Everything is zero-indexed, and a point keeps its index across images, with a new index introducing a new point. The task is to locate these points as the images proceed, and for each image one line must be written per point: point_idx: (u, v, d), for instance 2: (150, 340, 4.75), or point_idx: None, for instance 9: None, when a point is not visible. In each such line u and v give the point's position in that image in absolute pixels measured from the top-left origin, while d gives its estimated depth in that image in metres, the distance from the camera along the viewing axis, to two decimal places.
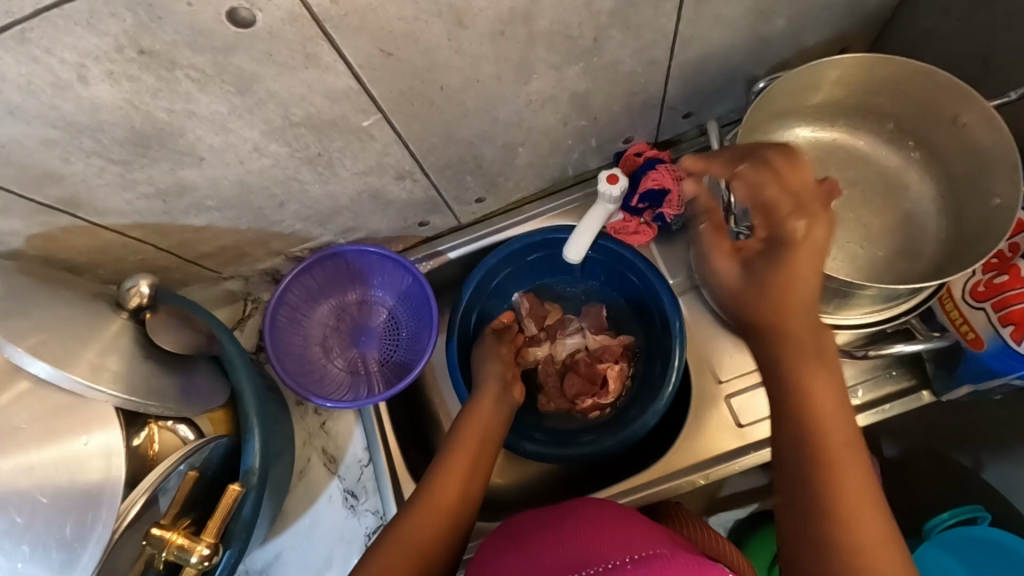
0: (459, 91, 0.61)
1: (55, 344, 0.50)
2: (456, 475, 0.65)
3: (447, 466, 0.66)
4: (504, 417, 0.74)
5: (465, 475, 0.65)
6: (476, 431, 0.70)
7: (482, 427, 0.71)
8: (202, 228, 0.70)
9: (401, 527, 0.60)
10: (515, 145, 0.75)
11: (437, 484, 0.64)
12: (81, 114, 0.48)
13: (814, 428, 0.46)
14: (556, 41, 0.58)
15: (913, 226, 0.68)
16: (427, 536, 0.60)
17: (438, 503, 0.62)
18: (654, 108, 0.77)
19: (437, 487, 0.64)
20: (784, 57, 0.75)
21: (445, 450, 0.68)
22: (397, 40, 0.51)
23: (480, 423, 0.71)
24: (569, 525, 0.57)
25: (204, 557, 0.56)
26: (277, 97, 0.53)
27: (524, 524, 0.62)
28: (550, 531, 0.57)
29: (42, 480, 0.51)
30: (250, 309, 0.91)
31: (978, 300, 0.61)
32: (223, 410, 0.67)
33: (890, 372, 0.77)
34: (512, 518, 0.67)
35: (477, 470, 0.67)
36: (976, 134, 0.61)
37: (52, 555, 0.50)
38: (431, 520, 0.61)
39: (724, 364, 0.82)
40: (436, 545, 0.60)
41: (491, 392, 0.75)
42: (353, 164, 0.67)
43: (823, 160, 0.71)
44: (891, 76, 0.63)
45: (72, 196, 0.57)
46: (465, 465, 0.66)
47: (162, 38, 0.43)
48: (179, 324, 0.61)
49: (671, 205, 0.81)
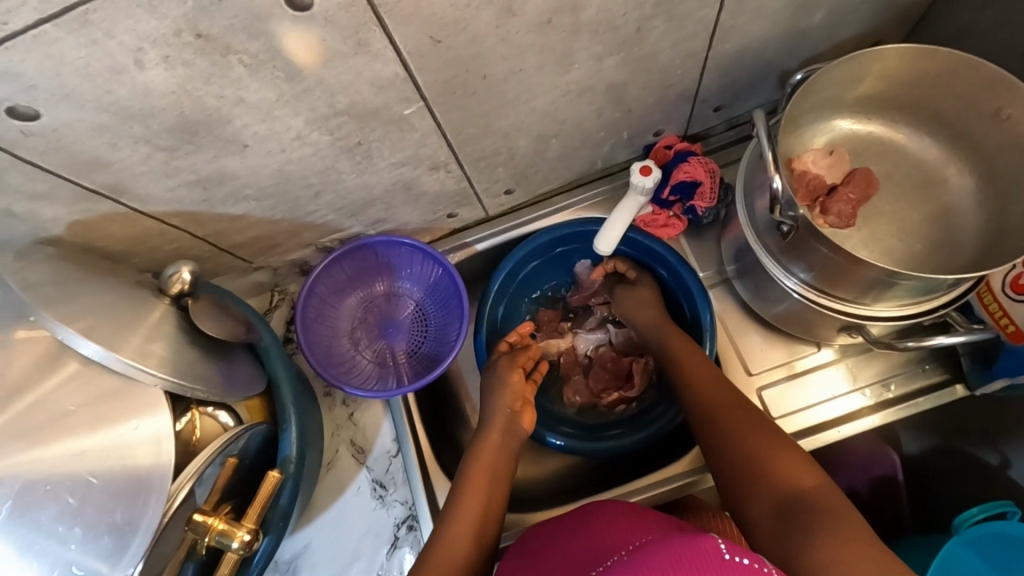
0: (501, 81, 0.61)
1: (105, 328, 0.51)
2: (471, 506, 0.63)
3: (462, 499, 0.64)
4: (512, 449, 0.71)
5: (480, 508, 0.64)
6: (488, 461, 0.69)
7: (491, 459, 0.69)
8: (238, 218, 0.70)
9: (434, 546, 0.60)
10: (549, 136, 0.75)
11: (457, 510, 0.63)
12: (134, 98, 0.48)
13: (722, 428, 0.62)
14: (600, 31, 0.58)
15: (950, 219, 0.68)
16: (461, 554, 0.59)
17: (462, 526, 0.61)
18: (688, 101, 0.77)
19: (457, 511, 0.63)
20: (819, 51, 0.74)
21: (458, 481, 0.67)
22: (446, 28, 0.51)
23: (489, 456, 0.69)
24: (594, 537, 0.55)
25: (244, 543, 0.56)
26: (324, 84, 0.53)
27: (551, 531, 0.62)
28: (576, 545, 0.55)
29: (95, 465, 0.51)
30: (277, 300, 0.89)
31: (1019, 293, 0.63)
32: (260, 399, 0.67)
33: (922, 367, 0.78)
34: (526, 535, 0.67)
35: (492, 505, 0.65)
36: (1020, 126, 0.60)
37: (104, 540, 0.51)
38: (463, 532, 0.61)
39: (755, 357, 0.82)
40: (470, 564, 0.59)
41: (499, 423, 0.73)
42: (390, 154, 0.67)
43: (857, 152, 0.72)
44: (933, 68, 0.62)
45: (116, 183, 0.57)
46: (479, 499, 0.64)
47: (220, 23, 0.43)
48: (219, 312, 0.62)
49: (703, 198, 0.81)
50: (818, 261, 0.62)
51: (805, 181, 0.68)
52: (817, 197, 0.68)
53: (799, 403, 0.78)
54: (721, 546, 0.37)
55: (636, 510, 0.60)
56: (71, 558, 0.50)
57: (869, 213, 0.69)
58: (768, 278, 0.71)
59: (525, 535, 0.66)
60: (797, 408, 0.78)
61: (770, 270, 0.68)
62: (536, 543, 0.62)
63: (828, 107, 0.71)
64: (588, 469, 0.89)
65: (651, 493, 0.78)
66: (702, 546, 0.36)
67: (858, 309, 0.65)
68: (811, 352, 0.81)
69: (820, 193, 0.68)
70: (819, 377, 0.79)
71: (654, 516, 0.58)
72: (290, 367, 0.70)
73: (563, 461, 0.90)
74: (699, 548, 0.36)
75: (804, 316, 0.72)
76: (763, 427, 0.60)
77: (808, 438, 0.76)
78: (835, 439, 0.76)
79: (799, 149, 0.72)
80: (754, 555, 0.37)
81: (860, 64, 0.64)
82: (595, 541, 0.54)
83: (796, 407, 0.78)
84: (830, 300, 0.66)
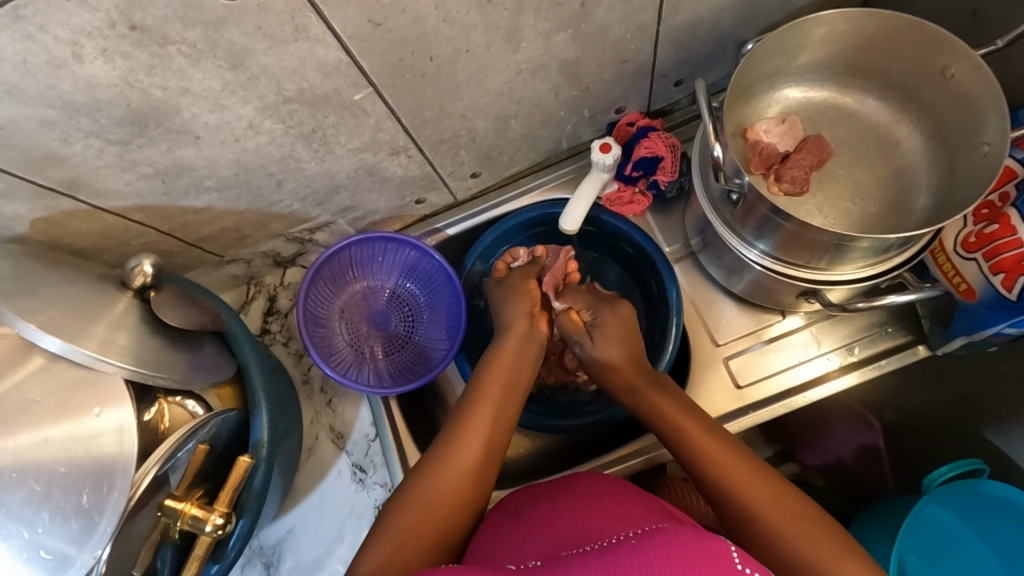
0: (449, 62, 0.61)
1: (64, 321, 0.52)
2: (495, 386, 0.64)
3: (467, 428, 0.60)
4: (530, 357, 0.70)
5: (502, 395, 0.64)
6: (501, 381, 0.65)
7: (507, 369, 0.67)
8: (202, 210, 0.71)
9: (429, 482, 0.57)
10: (508, 117, 0.75)
11: (476, 399, 0.63)
12: (78, 92, 0.49)
13: (698, 449, 0.59)
14: (544, 8, 0.59)
15: (905, 181, 0.69)
16: (457, 484, 0.57)
17: (469, 446, 0.59)
18: (645, 76, 0.77)
19: (464, 425, 0.60)
20: (774, 19, 0.75)
21: (470, 395, 0.64)
22: (385, 10, 0.51)
23: (505, 368, 0.67)
24: (562, 504, 0.56)
25: (217, 526, 0.58)
26: (269, 71, 0.53)
27: (514, 500, 0.62)
28: (529, 513, 0.57)
29: (58, 453, 0.53)
30: (253, 292, 0.92)
31: (970, 251, 0.63)
32: (231, 386, 0.69)
33: (886, 329, 0.79)
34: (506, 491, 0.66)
35: (496, 438, 0.61)
36: (966, 83, 0.61)
37: (71, 523, 0.52)
38: (486, 407, 0.62)
39: (721, 328, 0.82)
40: (465, 503, 0.56)
41: (519, 330, 0.72)
42: (348, 140, 0.68)
43: (811, 118, 0.72)
44: (878, 31, 0.63)
45: (73, 179, 0.58)
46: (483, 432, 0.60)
47: (153, 13, 0.44)
48: (184, 302, 0.63)
49: (665, 171, 0.82)
50: (773, 230, 0.63)
51: (758, 149, 0.69)
52: (772, 165, 0.69)
53: (770, 369, 0.80)
54: (734, 552, 0.39)
55: (600, 475, 0.62)
56: (39, 541, 0.52)
57: (825, 179, 0.69)
58: (729, 249, 0.72)
59: (506, 498, 0.64)
60: (768, 373, 0.80)
61: (729, 241, 0.69)
62: (505, 502, 0.63)
63: (781, 75, 0.71)
64: (566, 446, 0.90)
65: (620, 467, 0.80)
66: (717, 551, 0.39)
67: (818, 275, 0.66)
68: (778, 320, 0.81)
69: (774, 161, 0.69)
70: (787, 343, 0.80)
71: (632, 493, 0.58)
72: (261, 356, 0.71)
73: (537, 439, 0.92)
74: (715, 553, 0.39)
75: (765, 285, 0.72)
76: (759, 477, 0.55)
77: (780, 402, 0.78)
78: (802, 404, 0.78)
79: (753, 120, 0.72)
80: (760, 567, 0.40)
81: (806, 30, 0.64)
82: (555, 509, 0.56)
83: (769, 373, 0.80)
84: (790, 268, 0.67)
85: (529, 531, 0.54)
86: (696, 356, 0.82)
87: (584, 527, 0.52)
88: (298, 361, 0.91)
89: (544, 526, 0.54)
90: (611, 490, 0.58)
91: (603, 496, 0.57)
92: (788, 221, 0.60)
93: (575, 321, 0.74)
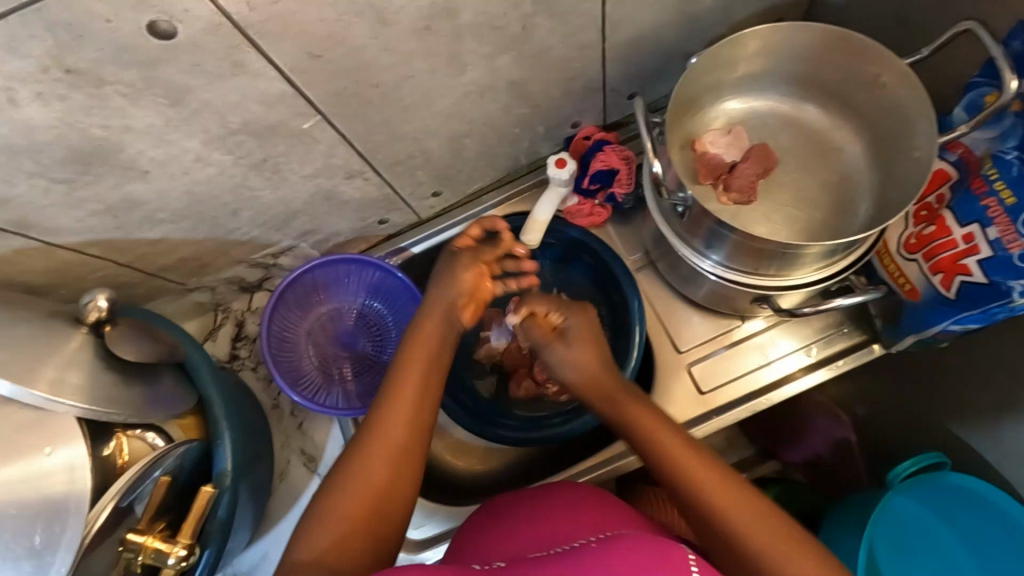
0: (395, 88, 0.62)
1: (14, 362, 0.52)
2: (420, 358, 0.58)
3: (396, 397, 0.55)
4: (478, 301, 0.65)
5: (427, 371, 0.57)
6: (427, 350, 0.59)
7: (434, 333, 0.61)
8: (158, 241, 0.71)
9: (359, 464, 0.51)
10: (462, 137, 0.76)
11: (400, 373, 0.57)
12: (17, 136, 0.49)
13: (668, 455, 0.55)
14: (485, 32, 0.60)
15: (849, 185, 0.71)
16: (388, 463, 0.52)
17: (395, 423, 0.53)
18: (596, 91, 0.79)
19: (387, 401, 0.55)
20: (718, 32, 0.76)
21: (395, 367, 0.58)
22: (323, 42, 0.52)
23: (427, 338, 0.60)
24: (533, 510, 0.58)
25: (181, 558, 0.58)
26: (211, 106, 0.54)
27: (486, 508, 0.63)
28: (501, 523, 0.58)
29: (8, 496, 0.52)
30: (220, 319, 0.92)
31: (910, 253, 0.65)
32: (193, 416, 0.68)
33: (841, 330, 0.80)
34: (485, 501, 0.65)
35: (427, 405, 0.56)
36: (896, 91, 0.63)
37: (24, 564, 0.52)
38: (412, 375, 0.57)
39: (683, 334, 0.83)
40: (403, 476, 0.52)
41: (438, 306, 0.63)
42: (300, 167, 0.68)
43: (756, 126, 0.73)
44: (812, 42, 0.65)
45: (22, 219, 0.58)
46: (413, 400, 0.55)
47: (85, 57, 0.44)
48: (138, 336, 0.63)
49: (621, 184, 0.83)
50: (720, 240, 0.64)
51: (705, 161, 0.70)
52: (720, 175, 0.70)
53: (732, 374, 0.81)
54: (691, 558, 0.41)
55: (571, 482, 0.63)
56: None
57: (771, 187, 0.71)
58: (683, 259, 0.73)
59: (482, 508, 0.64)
60: (730, 378, 0.81)
61: (682, 251, 0.70)
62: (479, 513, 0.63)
63: (724, 86, 0.72)
64: (538, 458, 0.91)
65: (589, 476, 0.82)
66: (675, 556, 0.41)
67: (768, 281, 0.67)
68: (739, 324, 0.82)
69: (722, 170, 0.70)
70: (747, 348, 0.82)
71: (607, 501, 0.59)
72: (222, 383, 0.70)
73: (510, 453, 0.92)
74: (673, 558, 0.41)
75: (720, 293, 0.74)
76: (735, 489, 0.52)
77: (743, 405, 0.80)
78: (766, 407, 0.80)
79: (700, 131, 0.74)
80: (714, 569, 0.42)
81: (744, 43, 0.66)
82: (524, 517, 0.57)
83: (731, 377, 0.81)
84: (741, 275, 0.68)
85: (499, 542, 0.55)
86: (659, 363, 0.83)
87: (559, 532, 0.53)
88: (267, 386, 0.91)
89: (509, 536, 0.55)
90: (583, 494, 0.60)
91: (575, 500, 0.59)
92: (736, 233, 0.61)
93: (546, 327, 0.68)
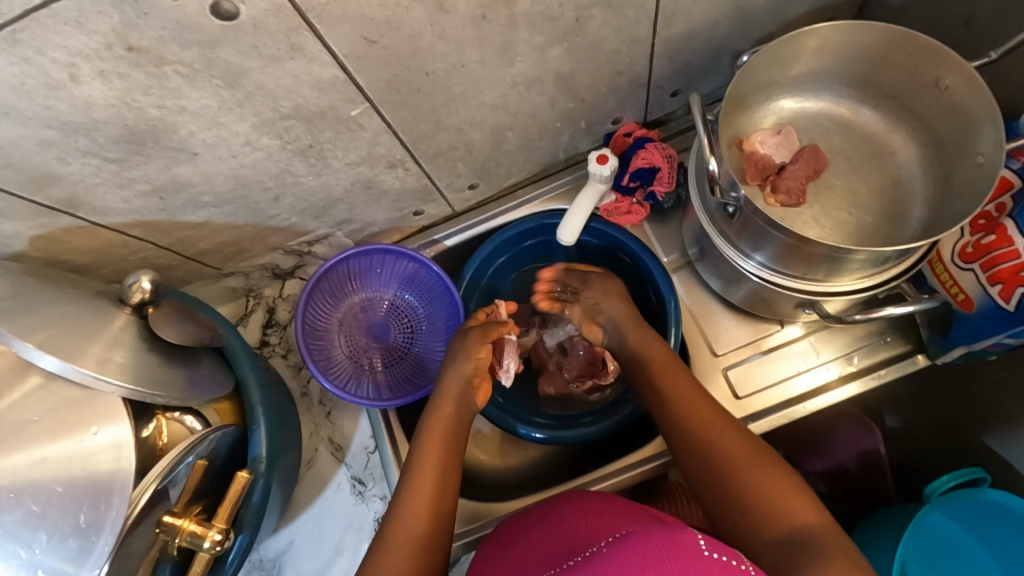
0: (445, 77, 0.62)
1: (61, 339, 0.52)
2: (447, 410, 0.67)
3: (427, 451, 0.63)
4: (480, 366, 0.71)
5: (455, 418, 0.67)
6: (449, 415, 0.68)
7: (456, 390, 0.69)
8: (199, 225, 0.71)
9: (403, 511, 0.58)
10: (504, 129, 0.75)
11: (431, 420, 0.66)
12: (75, 113, 0.49)
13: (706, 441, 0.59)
14: (538, 23, 0.59)
15: (901, 190, 0.69)
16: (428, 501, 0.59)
17: (429, 466, 0.61)
18: (641, 87, 0.77)
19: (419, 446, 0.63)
20: (769, 30, 0.75)
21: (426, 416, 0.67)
22: (380, 27, 0.52)
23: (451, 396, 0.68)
24: (552, 525, 0.57)
25: (216, 542, 0.58)
26: (265, 89, 0.54)
27: (514, 527, 0.63)
28: (529, 542, 0.57)
29: (54, 473, 0.53)
30: (252, 305, 0.92)
31: (967, 261, 0.63)
32: (229, 401, 0.69)
33: (884, 338, 0.79)
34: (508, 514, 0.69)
35: (452, 463, 0.63)
36: (959, 94, 0.61)
37: (68, 542, 0.52)
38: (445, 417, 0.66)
39: (720, 337, 0.82)
40: (440, 525, 0.58)
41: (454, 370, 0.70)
42: (344, 155, 0.68)
43: (806, 128, 0.72)
44: (870, 41, 0.63)
45: (71, 197, 0.59)
46: (442, 453, 0.63)
47: (149, 34, 0.44)
48: (181, 318, 0.63)
49: (663, 182, 0.82)
50: (768, 242, 0.63)
51: (754, 160, 0.70)
52: (768, 176, 0.69)
53: (770, 379, 0.80)
54: (700, 538, 0.39)
55: (588, 492, 0.64)
56: (37, 560, 0.52)
57: (820, 189, 0.69)
58: (726, 261, 0.71)
59: (501, 527, 0.67)
60: (767, 383, 0.80)
61: (726, 252, 0.69)
62: (507, 531, 0.64)
63: (775, 86, 0.71)
64: (565, 458, 0.90)
65: (621, 478, 0.81)
66: (683, 541, 0.38)
67: (815, 286, 0.66)
68: (777, 329, 0.81)
69: (770, 172, 0.69)
70: (785, 353, 0.80)
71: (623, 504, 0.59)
72: (260, 371, 0.71)
73: (537, 451, 0.92)
74: (681, 542, 0.38)
75: (763, 296, 0.72)
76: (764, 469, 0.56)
77: (779, 412, 0.78)
78: (803, 414, 0.78)
79: (748, 130, 0.72)
80: (727, 548, 0.40)
81: (801, 41, 0.64)
82: (545, 531, 0.57)
83: (769, 383, 0.80)
84: (787, 279, 0.66)
85: (524, 556, 0.54)
86: (695, 366, 0.82)
87: (567, 540, 0.52)
88: (297, 374, 0.91)
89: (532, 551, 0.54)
90: (594, 503, 0.60)
91: (591, 508, 0.58)
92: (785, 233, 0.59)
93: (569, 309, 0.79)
